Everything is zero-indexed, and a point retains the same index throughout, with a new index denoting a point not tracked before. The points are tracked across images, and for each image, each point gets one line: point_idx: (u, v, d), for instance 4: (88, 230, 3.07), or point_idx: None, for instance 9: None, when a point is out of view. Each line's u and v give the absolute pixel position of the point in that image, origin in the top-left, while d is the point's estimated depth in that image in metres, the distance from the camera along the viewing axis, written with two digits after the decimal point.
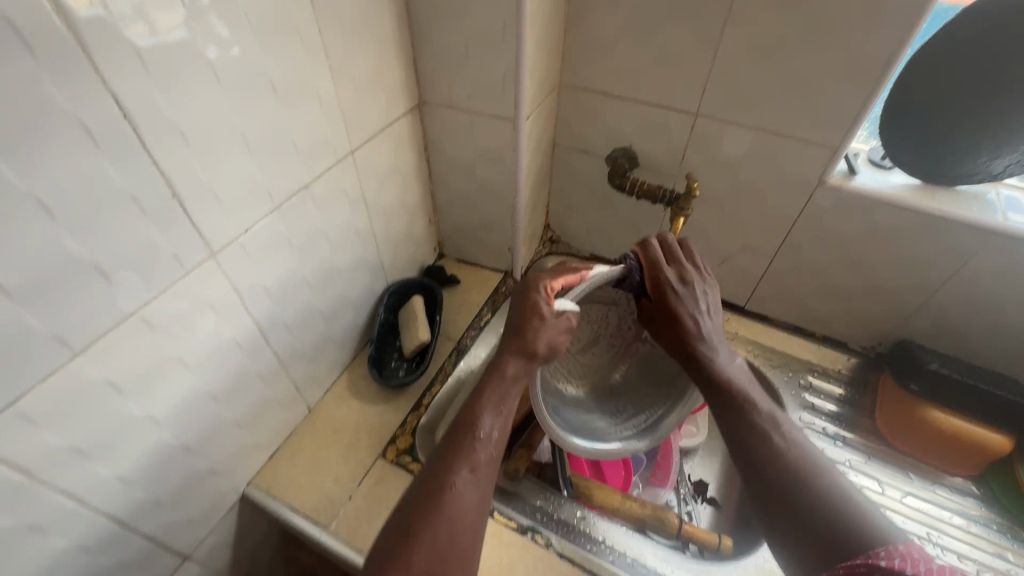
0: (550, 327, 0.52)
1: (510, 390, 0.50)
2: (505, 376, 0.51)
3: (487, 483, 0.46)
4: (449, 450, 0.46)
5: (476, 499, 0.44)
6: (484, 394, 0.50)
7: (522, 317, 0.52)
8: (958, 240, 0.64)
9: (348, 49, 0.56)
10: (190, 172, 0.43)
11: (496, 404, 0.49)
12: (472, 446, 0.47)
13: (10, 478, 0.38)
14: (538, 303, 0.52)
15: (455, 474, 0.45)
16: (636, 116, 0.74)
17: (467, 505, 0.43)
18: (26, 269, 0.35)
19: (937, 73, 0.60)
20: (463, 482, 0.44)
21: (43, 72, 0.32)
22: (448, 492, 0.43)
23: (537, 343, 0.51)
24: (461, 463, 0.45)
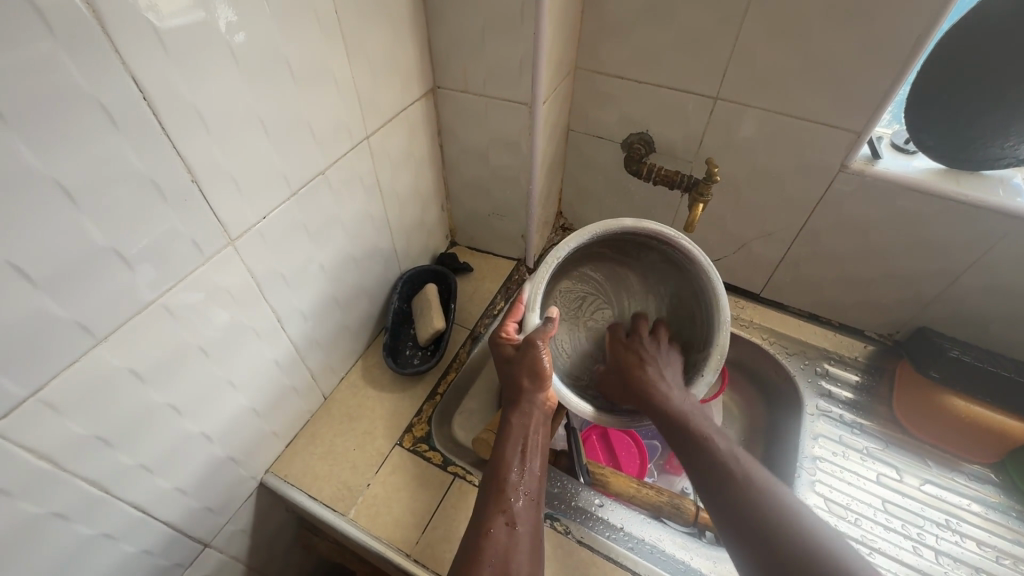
0: (525, 358, 0.56)
1: (531, 428, 0.55)
2: (513, 422, 0.55)
3: (529, 521, 0.49)
4: (482, 500, 0.50)
5: (522, 539, 0.47)
6: (503, 440, 0.54)
7: (505, 370, 0.59)
8: (983, 225, 0.63)
9: (364, 33, 0.54)
10: (209, 158, 0.42)
11: (518, 450, 0.53)
12: (503, 493, 0.50)
13: (34, 465, 0.38)
14: (506, 350, 0.60)
15: (490, 521, 0.48)
16: (653, 101, 0.73)
17: (510, 547, 0.46)
18: (47, 256, 0.34)
19: (966, 54, 0.58)
20: (500, 526, 0.47)
21: (62, 51, 0.31)
22: (484, 538, 0.46)
23: (521, 382, 0.56)
24: (494, 510, 0.49)
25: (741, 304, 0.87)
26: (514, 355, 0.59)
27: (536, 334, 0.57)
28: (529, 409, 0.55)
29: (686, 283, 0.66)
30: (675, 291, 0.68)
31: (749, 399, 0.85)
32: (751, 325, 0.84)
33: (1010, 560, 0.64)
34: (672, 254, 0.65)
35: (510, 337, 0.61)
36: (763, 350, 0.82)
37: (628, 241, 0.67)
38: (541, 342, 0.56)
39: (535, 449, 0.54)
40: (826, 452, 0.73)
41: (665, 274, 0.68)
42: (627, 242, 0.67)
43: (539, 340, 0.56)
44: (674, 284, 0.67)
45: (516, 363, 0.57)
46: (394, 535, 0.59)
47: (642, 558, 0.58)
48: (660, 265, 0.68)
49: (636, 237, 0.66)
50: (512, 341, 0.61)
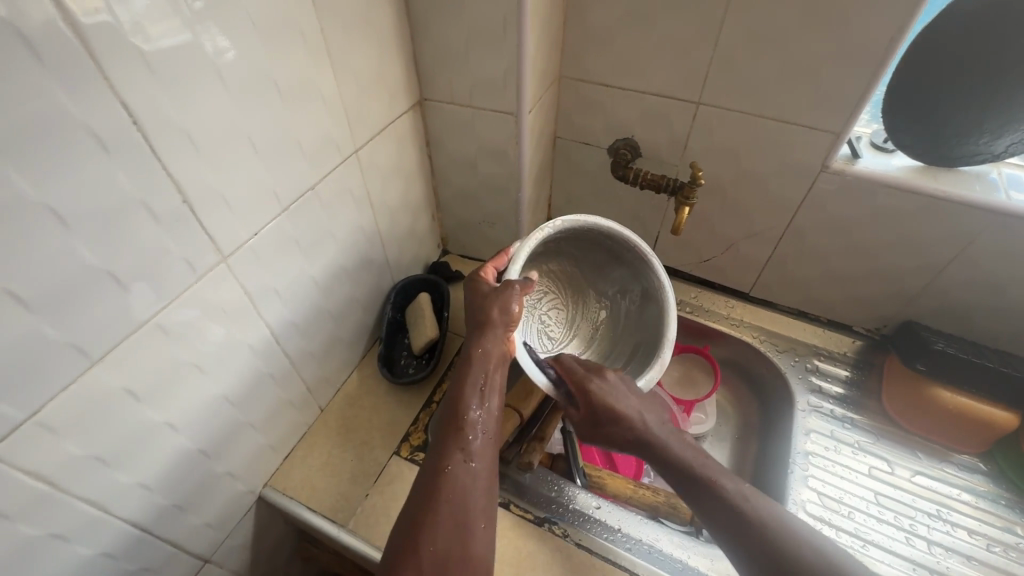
0: (499, 296, 0.57)
1: (489, 365, 0.53)
2: (473, 355, 0.54)
3: (484, 458, 0.48)
4: (441, 436, 0.49)
5: (478, 476, 0.47)
6: (461, 374, 0.53)
7: (476, 304, 0.59)
8: (962, 220, 0.65)
9: (350, 49, 0.55)
10: (200, 178, 0.43)
11: (476, 387, 0.52)
12: (462, 432, 0.49)
13: (34, 488, 0.38)
14: (480, 285, 0.60)
15: (449, 457, 0.47)
16: (637, 106, 0.74)
17: (469, 483, 0.46)
18: (44, 281, 0.35)
19: (938, 56, 0.60)
20: (458, 463, 0.47)
21: (52, 80, 0.32)
22: (444, 475, 0.46)
23: (489, 315, 0.56)
24: (453, 447, 0.48)
25: (732, 304, 0.88)
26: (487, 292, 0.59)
27: (513, 281, 0.57)
28: (491, 345, 0.54)
29: (642, 292, 0.69)
30: (624, 306, 0.71)
31: (742, 397, 0.86)
32: (741, 324, 0.85)
33: (1001, 547, 0.65)
34: (634, 260, 0.67)
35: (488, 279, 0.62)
36: (753, 348, 0.83)
37: (594, 241, 0.69)
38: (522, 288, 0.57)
39: (494, 387, 0.53)
40: (819, 447, 0.74)
41: (622, 290, 0.71)
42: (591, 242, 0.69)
43: (516, 285, 0.57)
44: (622, 299, 0.71)
45: (490, 300, 0.57)
46: None
47: (641, 557, 0.59)
48: (621, 278, 0.70)
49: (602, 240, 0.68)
50: (489, 281, 0.61)
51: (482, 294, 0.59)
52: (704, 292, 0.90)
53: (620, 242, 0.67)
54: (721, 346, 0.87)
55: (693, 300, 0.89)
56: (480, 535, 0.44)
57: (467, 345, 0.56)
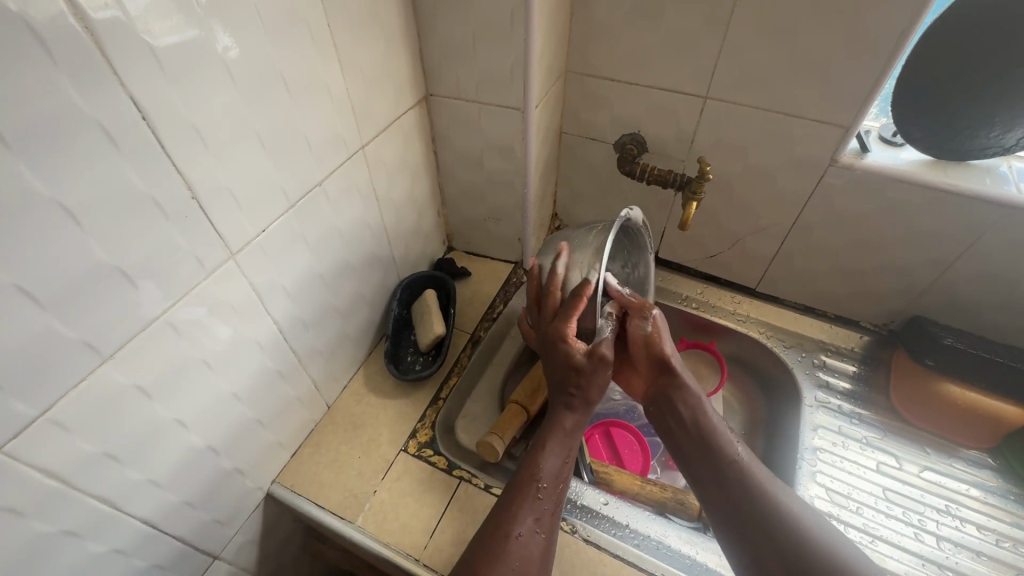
0: (593, 372, 0.55)
1: (568, 447, 0.54)
2: (563, 429, 0.55)
3: (547, 527, 0.49)
4: (513, 496, 0.50)
5: (541, 547, 0.48)
6: (544, 445, 0.54)
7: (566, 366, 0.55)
8: (971, 215, 0.64)
9: (357, 44, 0.55)
10: (208, 173, 0.43)
11: (561, 460, 0.53)
12: (538, 499, 0.50)
13: (46, 484, 0.38)
14: (572, 353, 0.55)
15: (519, 523, 0.48)
16: (644, 101, 0.74)
17: (533, 553, 0.47)
18: (55, 278, 0.35)
19: (949, 49, 0.59)
20: (528, 532, 0.48)
21: (63, 76, 0.32)
22: (512, 541, 0.47)
23: (591, 396, 0.56)
24: (526, 513, 0.49)
25: (738, 299, 0.88)
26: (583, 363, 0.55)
27: (606, 350, 0.55)
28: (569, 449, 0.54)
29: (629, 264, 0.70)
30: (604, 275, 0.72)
31: (748, 393, 0.86)
32: (748, 320, 0.85)
33: (1010, 542, 0.64)
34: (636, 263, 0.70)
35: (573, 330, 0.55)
36: (760, 344, 0.83)
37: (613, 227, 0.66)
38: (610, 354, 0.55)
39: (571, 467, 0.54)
40: (826, 442, 0.74)
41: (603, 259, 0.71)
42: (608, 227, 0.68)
43: (608, 355, 0.55)
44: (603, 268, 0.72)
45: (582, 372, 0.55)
46: (402, 541, 0.59)
47: (650, 554, 0.59)
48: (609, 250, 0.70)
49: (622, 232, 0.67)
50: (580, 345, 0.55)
51: (578, 365, 0.55)
52: (711, 288, 0.89)
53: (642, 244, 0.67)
54: (728, 342, 0.87)
55: (700, 296, 0.89)
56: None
57: (559, 417, 0.55)
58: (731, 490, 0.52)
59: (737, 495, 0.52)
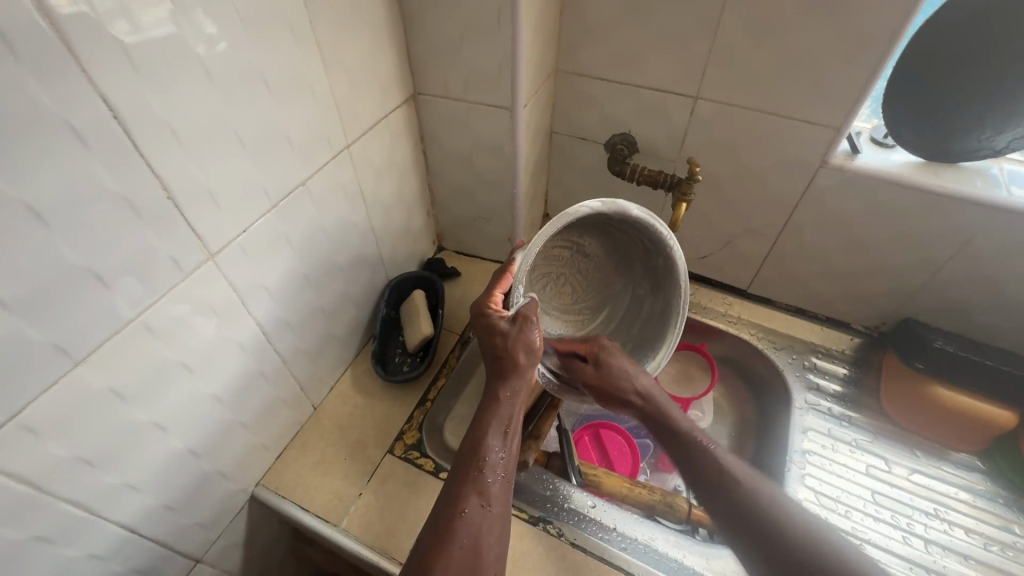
0: (519, 335, 0.55)
1: (507, 415, 0.54)
2: (500, 400, 0.54)
3: (497, 498, 0.49)
4: (458, 476, 0.49)
5: (493, 519, 0.47)
6: (483, 420, 0.53)
7: (490, 340, 0.56)
8: (961, 217, 0.64)
9: (340, 42, 0.54)
10: (185, 173, 0.42)
11: (501, 432, 0.52)
12: (482, 474, 0.49)
13: (15, 490, 0.37)
14: (495, 322, 0.56)
15: (464, 500, 0.47)
16: (634, 101, 0.73)
17: (483, 527, 0.46)
18: (22, 281, 0.34)
19: (940, 50, 0.59)
20: (474, 508, 0.47)
21: (28, 73, 0.31)
22: (459, 518, 0.46)
23: (517, 361, 0.54)
24: (470, 490, 0.48)
25: (729, 300, 0.88)
26: (506, 331, 0.55)
27: (529, 311, 0.55)
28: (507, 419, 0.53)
29: (656, 284, 0.66)
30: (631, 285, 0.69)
31: (739, 395, 0.85)
32: (739, 322, 0.85)
33: (998, 547, 0.64)
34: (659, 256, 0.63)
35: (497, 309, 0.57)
36: (751, 345, 0.82)
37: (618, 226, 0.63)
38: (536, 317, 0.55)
39: (515, 434, 0.54)
40: (816, 445, 0.73)
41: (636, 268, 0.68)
42: (617, 228, 0.65)
43: (532, 317, 0.55)
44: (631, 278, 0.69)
45: (508, 340, 0.55)
46: (387, 544, 0.59)
47: (636, 557, 0.58)
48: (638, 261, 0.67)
49: (630, 228, 0.63)
50: (501, 314, 0.56)
51: (500, 333, 0.55)
52: (702, 289, 0.89)
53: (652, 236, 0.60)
54: (719, 344, 0.86)
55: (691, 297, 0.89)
56: None
57: (492, 387, 0.55)
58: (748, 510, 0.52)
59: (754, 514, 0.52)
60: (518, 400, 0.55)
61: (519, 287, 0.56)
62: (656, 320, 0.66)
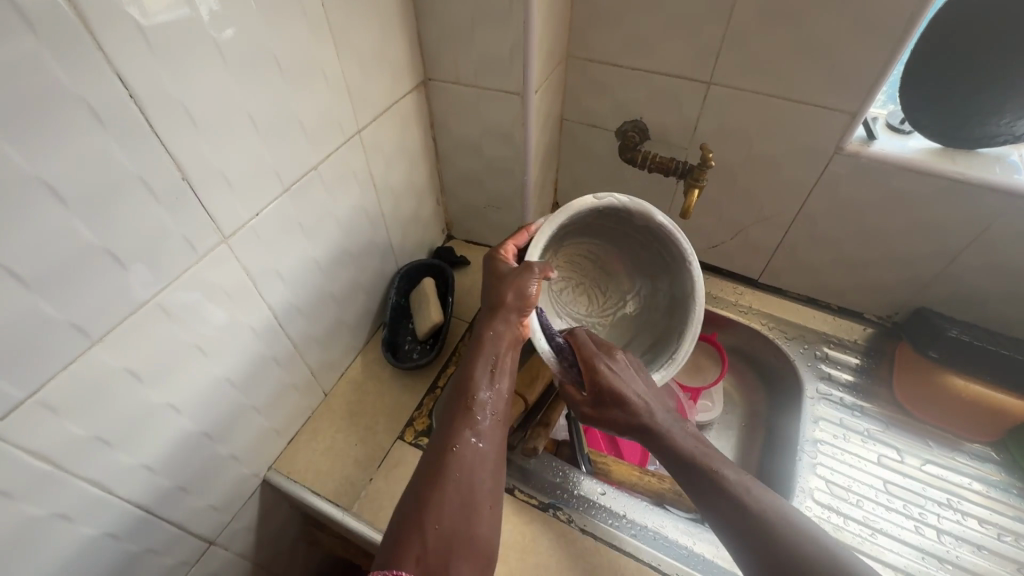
0: (516, 280, 0.57)
1: (500, 353, 0.54)
2: (487, 339, 0.55)
3: (489, 435, 0.49)
4: (450, 415, 0.50)
5: (485, 456, 0.47)
6: (473, 358, 0.53)
7: (493, 286, 0.58)
8: (979, 204, 0.63)
9: (352, 25, 0.54)
10: (199, 155, 0.42)
11: (488, 369, 0.53)
12: (472, 411, 0.49)
13: (34, 468, 0.38)
14: (502, 268, 0.59)
15: (457, 435, 0.48)
16: (646, 87, 0.73)
17: (476, 463, 0.46)
18: (41, 260, 0.34)
19: (960, 33, 0.58)
20: (468, 443, 0.47)
21: (45, 51, 0.31)
22: (452, 452, 0.46)
23: (504, 299, 0.56)
24: (461, 426, 0.48)
25: (740, 290, 0.87)
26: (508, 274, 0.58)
27: (536, 264, 0.57)
28: (496, 356, 0.54)
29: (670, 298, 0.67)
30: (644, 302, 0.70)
31: (749, 385, 0.85)
32: (749, 311, 0.84)
33: (1012, 537, 0.64)
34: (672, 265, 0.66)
35: (508, 258, 0.60)
36: (762, 335, 0.82)
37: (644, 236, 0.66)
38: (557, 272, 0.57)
39: (504, 371, 0.54)
40: (827, 435, 0.73)
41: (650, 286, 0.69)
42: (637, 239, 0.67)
43: (535, 267, 0.57)
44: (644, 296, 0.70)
45: (505, 282, 0.57)
46: None
47: (646, 544, 0.58)
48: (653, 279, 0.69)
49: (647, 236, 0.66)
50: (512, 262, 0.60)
51: (501, 276, 0.58)
52: (713, 279, 0.88)
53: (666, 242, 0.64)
54: (729, 334, 0.86)
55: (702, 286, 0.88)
56: (488, 518, 0.44)
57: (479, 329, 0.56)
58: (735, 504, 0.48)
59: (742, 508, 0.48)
60: (511, 342, 0.55)
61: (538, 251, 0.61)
62: (667, 333, 0.66)
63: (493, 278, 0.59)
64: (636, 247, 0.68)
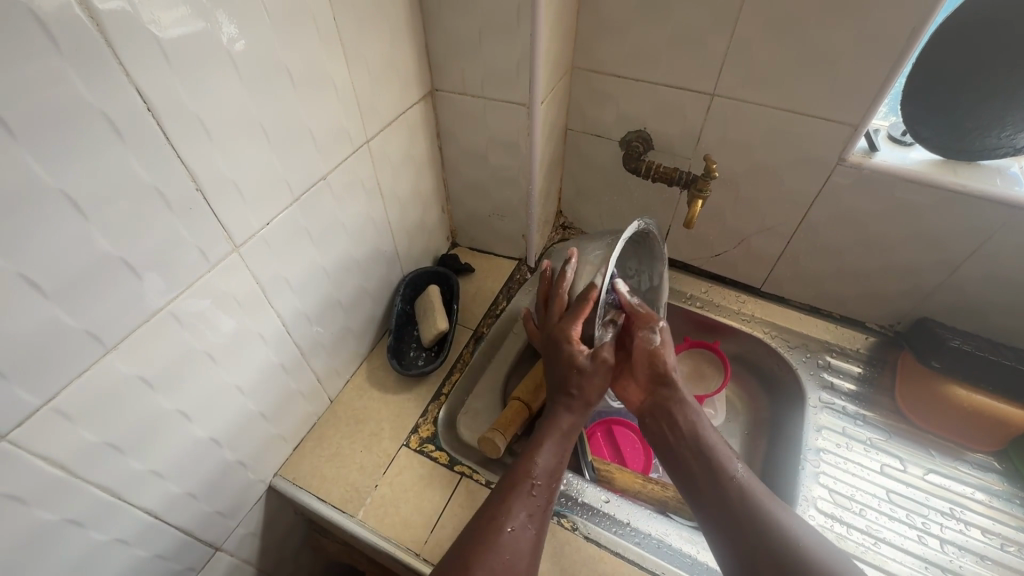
0: (595, 375, 0.56)
1: (563, 446, 0.56)
2: (558, 424, 0.56)
3: (538, 523, 0.51)
4: (504, 496, 0.51)
5: (530, 544, 0.49)
6: (541, 440, 0.55)
7: (567, 372, 0.57)
8: (980, 216, 0.64)
9: (362, 38, 0.55)
10: (212, 166, 0.43)
11: (556, 455, 0.55)
12: (532, 493, 0.52)
13: (48, 473, 0.38)
14: (577, 357, 0.56)
15: (512, 518, 0.50)
16: (650, 98, 0.73)
17: (520, 548, 0.49)
18: (59, 269, 0.35)
19: (962, 48, 0.59)
20: (520, 527, 0.49)
21: (68, 66, 0.32)
22: (505, 534, 0.48)
23: (585, 395, 0.56)
24: (519, 506, 0.50)
25: (742, 299, 0.88)
26: (586, 366, 0.56)
27: (607, 353, 0.57)
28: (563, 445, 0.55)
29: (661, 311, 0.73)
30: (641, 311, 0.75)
31: (752, 393, 0.85)
32: (752, 320, 0.85)
33: (1014, 547, 0.64)
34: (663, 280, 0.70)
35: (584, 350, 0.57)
36: (764, 344, 0.82)
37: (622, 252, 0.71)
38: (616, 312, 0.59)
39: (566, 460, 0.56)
40: (830, 443, 0.73)
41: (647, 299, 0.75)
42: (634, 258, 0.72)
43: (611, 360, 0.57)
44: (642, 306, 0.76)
45: (582, 375, 0.56)
46: (403, 534, 0.59)
47: (650, 552, 0.58)
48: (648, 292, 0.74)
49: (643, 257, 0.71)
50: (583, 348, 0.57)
51: (580, 368, 0.56)
52: (716, 287, 0.89)
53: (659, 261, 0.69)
54: (732, 342, 0.86)
55: (705, 294, 0.89)
56: None
57: (553, 409, 0.57)
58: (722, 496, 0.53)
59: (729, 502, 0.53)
60: (573, 433, 0.57)
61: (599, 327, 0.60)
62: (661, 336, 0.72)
63: (567, 366, 0.57)
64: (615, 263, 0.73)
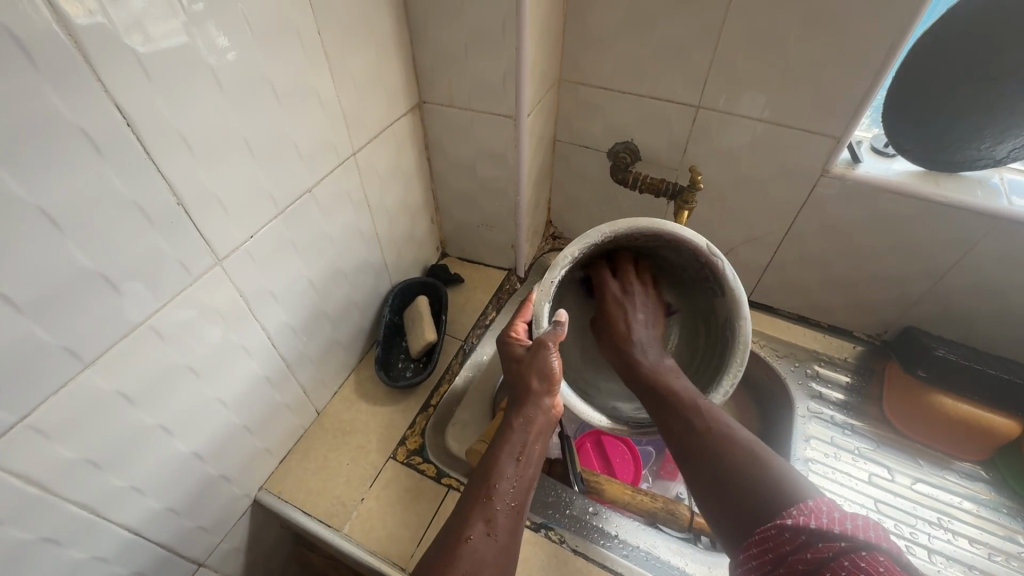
0: (534, 361, 0.57)
1: (526, 450, 0.53)
2: (514, 426, 0.54)
3: (502, 531, 0.47)
4: (466, 503, 0.48)
5: (496, 550, 0.45)
6: (501, 445, 0.53)
7: (512, 369, 0.60)
8: (961, 226, 0.64)
9: (347, 50, 0.55)
10: (195, 181, 0.43)
11: (513, 456, 0.52)
12: (490, 498, 0.48)
13: (23, 490, 0.38)
14: (515, 350, 0.61)
15: (471, 527, 0.46)
16: (636, 109, 0.74)
17: (486, 558, 0.44)
18: (36, 284, 0.35)
19: (939, 62, 0.60)
20: (479, 535, 0.46)
21: (44, 82, 0.32)
22: (462, 544, 0.45)
23: (530, 385, 0.56)
24: (477, 515, 0.47)
25: None
26: (523, 357, 0.59)
27: (547, 338, 0.57)
28: (518, 442, 0.53)
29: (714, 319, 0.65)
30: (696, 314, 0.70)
31: (741, 403, 0.85)
32: None
33: (1003, 556, 0.64)
34: (712, 283, 0.62)
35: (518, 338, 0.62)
36: (753, 353, 0.82)
37: (709, 294, 0.65)
38: (564, 323, 0.58)
39: (531, 459, 0.53)
40: (818, 453, 0.73)
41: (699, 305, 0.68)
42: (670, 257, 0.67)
43: (550, 343, 0.57)
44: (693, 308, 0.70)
45: (524, 364, 0.58)
46: (389, 549, 0.59)
47: (638, 565, 0.58)
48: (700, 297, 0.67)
49: (681, 257, 0.65)
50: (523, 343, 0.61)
51: (517, 359, 0.59)
52: None
53: (695, 258, 0.62)
54: None
55: None
56: None
57: (508, 415, 0.56)
58: (709, 458, 0.48)
59: (714, 460, 0.47)
60: (539, 435, 0.54)
61: (545, 317, 0.61)
62: (722, 347, 0.62)
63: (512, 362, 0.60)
64: (691, 272, 0.66)
